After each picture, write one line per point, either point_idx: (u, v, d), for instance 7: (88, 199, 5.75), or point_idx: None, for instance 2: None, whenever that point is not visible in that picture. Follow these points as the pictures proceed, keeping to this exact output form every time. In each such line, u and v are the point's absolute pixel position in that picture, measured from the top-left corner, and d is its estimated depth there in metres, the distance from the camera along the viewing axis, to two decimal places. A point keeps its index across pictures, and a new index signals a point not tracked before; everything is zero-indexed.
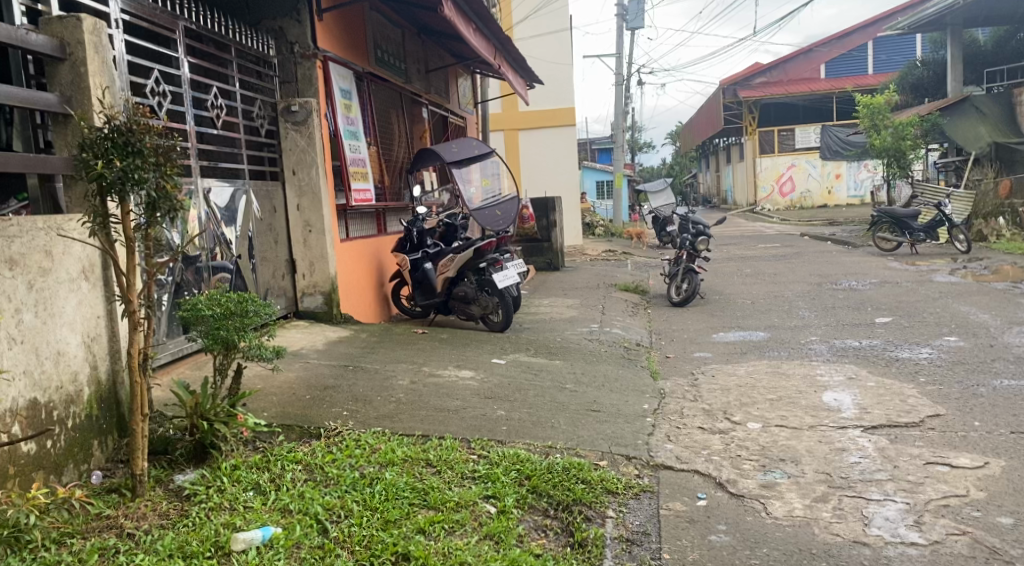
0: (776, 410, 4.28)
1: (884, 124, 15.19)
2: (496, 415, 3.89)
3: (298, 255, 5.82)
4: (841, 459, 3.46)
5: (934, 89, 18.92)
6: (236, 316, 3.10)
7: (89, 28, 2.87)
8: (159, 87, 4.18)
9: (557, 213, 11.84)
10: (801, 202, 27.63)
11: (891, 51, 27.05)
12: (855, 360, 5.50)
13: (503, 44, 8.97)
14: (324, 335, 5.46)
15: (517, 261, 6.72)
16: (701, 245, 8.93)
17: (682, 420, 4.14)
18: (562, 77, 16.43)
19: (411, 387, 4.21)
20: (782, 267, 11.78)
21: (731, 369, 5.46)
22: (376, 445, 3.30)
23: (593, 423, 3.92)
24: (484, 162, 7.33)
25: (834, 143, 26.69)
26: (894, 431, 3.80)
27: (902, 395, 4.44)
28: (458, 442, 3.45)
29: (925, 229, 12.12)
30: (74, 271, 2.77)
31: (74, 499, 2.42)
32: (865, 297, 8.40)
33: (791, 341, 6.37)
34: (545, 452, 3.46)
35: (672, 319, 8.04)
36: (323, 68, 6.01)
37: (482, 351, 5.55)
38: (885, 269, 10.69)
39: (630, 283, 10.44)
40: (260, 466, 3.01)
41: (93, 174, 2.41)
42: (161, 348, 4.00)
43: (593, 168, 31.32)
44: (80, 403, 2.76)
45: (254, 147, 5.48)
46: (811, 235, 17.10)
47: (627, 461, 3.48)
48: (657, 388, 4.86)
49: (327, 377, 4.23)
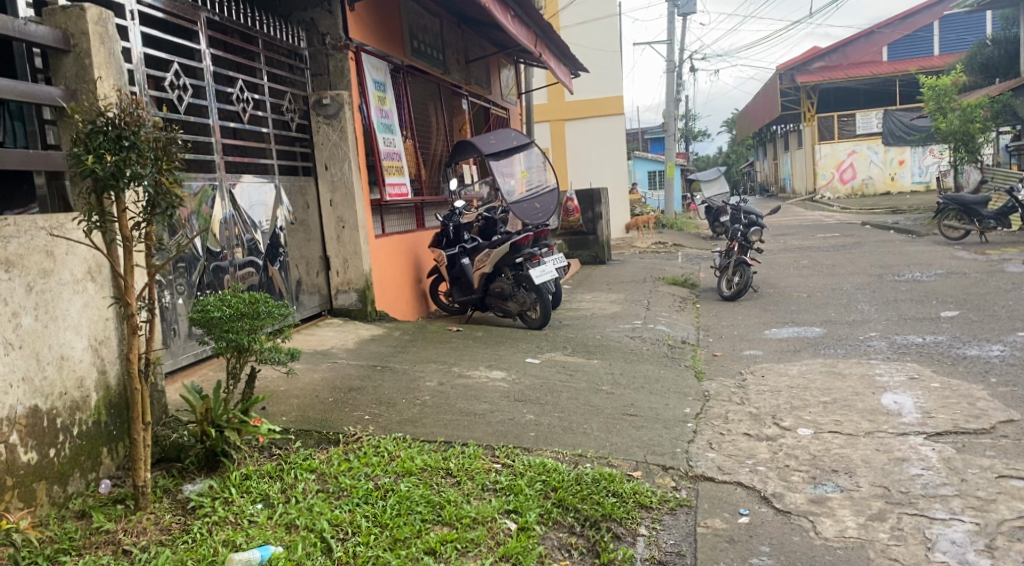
0: (830, 414, 3.94)
1: (951, 107, 14.24)
2: (524, 420, 3.69)
3: (331, 252, 5.73)
4: (901, 471, 3.12)
5: (1006, 68, 17.83)
6: (247, 318, 3.00)
7: (94, 18, 2.82)
8: (180, 80, 4.14)
9: (602, 205, 11.55)
10: (863, 189, 26.45)
11: (960, 30, 25.56)
12: (918, 358, 5.07)
13: (544, 32, 8.71)
14: (357, 333, 5.35)
15: (555, 255, 6.50)
16: (753, 236, 8.52)
17: (727, 426, 3.84)
18: (609, 66, 16.06)
19: (439, 389, 4.05)
20: (841, 258, 11.19)
21: (783, 368, 5.11)
22: (395, 453, 3.16)
23: (628, 429, 3.68)
24: (525, 152, 7.13)
25: (898, 129, 25.40)
26: (962, 439, 3.43)
27: (971, 399, 4.03)
28: (482, 450, 3.26)
29: (996, 216, 11.36)
30: (79, 272, 2.73)
31: (21, 530, 2.30)
32: (930, 289, 7.84)
33: (849, 338, 5.94)
34: (574, 462, 3.24)
35: (722, 314, 7.66)
36: (355, 60, 5.88)
37: (518, 349, 5.33)
38: (951, 259, 10.01)
39: (679, 276, 10.07)
40: (273, 476, 2.94)
41: (85, 168, 2.35)
42: (181, 352, 3.98)
43: (644, 159, 30.82)
44: (87, 410, 2.74)
45: (285, 142, 5.40)
46: (873, 224, 16.26)
47: (663, 472, 3.22)
48: (701, 390, 4.56)
49: (353, 378, 4.11)
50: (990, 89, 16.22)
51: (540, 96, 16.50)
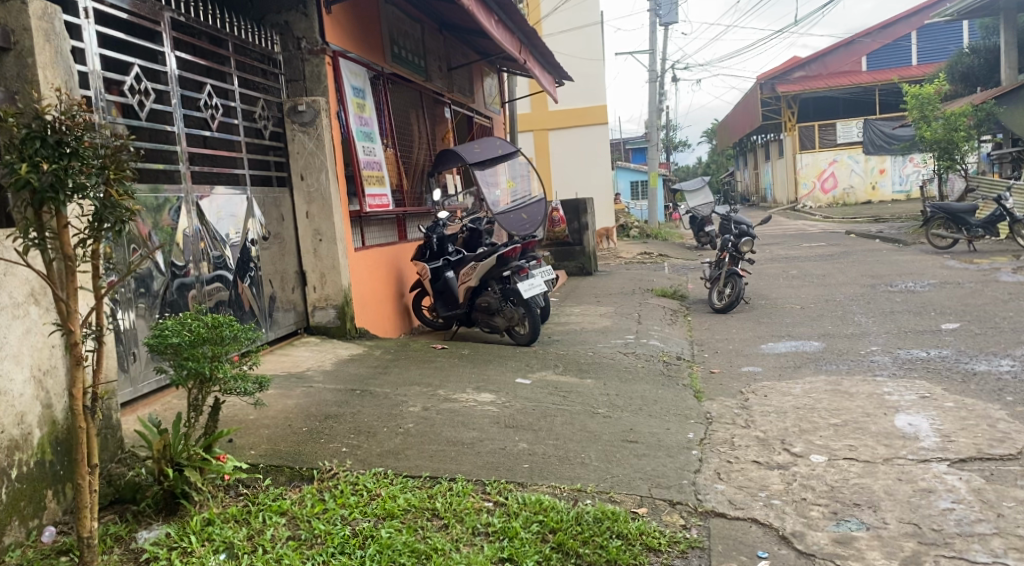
0: (843, 439, 3.69)
1: (934, 115, 14.14)
2: (517, 449, 3.40)
3: (308, 266, 5.42)
4: (930, 505, 2.88)
5: (986, 77, 17.90)
6: (209, 344, 2.69)
7: (37, 12, 2.51)
8: (142, 84, 3.79)
9: (589, 216, 11.30)
10: (844, 198, 26.54)
11: (938, 39, 25.72)
12: (926, 375, 4.85)
13: (529, 39, 8.49)
14: (335, 353, 5.03)
15: (544, 268, 6.18)
16: (745, 247, 8.32)
17: (734, 453, 3.57)
18: (592, 74, 15.90)
19: (423, 416, 3.74)
20: (830, 268, 11.04)
21: (786, 387, 4.85)
22: (375, 491, 2.85)
23: (630, 458, 3.39)
24: (510, 161, 6.85)
25: (878, 138, 25.29)
26: (989, 467, 3.21)
27: (990, 420, 3.81)
28: (471, 487, 2.96)
29: (984, 224, 11.25)
30: (20, 295, 2.41)
31: None
32: (926, 300, 7.65)
33: (850, 352, 5.72)
34: (573, 499, 2.94)
35: (715, 328, 7.42)
36: (333, 65, 5.59)
37: (506, 369, 5.03)
38: (942, 269, 9.88)
39: (668, 287, 9.82)
40: (238, 520, 2.61)
41: (17, 179, 2.03)
42: (141, 379, 3.63)
43: (627, 167, 30.79)
44: (29, 449, 2.42)
45: (258, 151, 5.08)
46: (857, 233, 16.21)
47: (671, 508, 2.93)
48: (703, 413, 4.29)
49: (330, 405, 3.78)
50: (973, 98, 16.23)
51: (523, 104, 16.30)
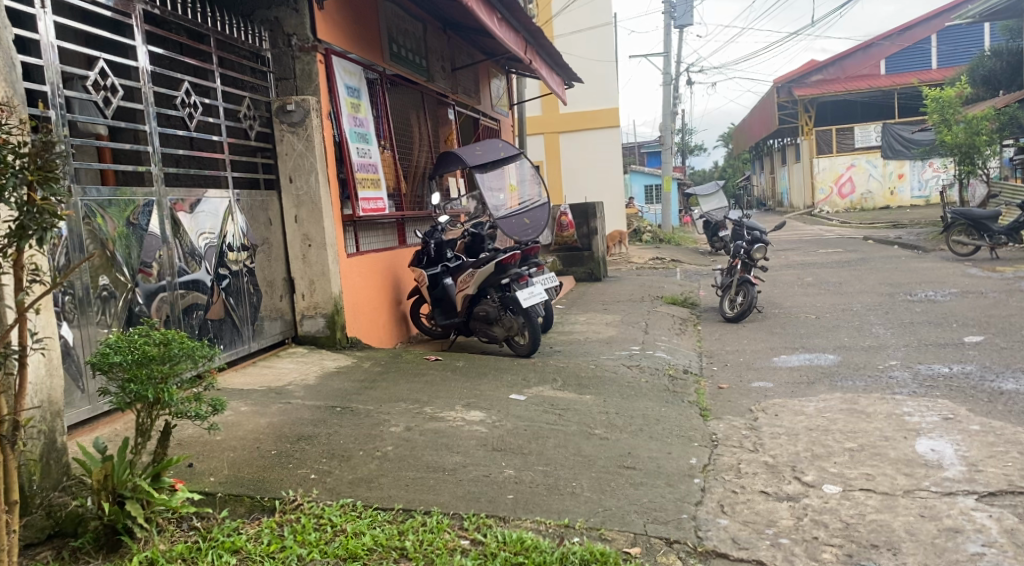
0: (860, 466, 3.39)
1: (955, 118, 13.66)
2: (502, 476, 3.13)
3: (296, 273, 5.19)
4: (958, 548, 2.58)
5: (1008, 80, 17.46)
6: (155, 363, 2.44)
7: None
8: (107, 80, 3.56)
9: (597, 220, 11.01)
10: (863, 203, 25.99)
11: (958, 42, 25.18)
12: (949, 393, 4.52)
13: (535, 39, 8.23)
14: (321, 365, 4.79)
15: (545, 275, 5.91)
16: (757, 253, 7.92)
17: (741, 482, 3.28)
18: (603, 76, 15.64)
19: (405, 437, 3.49)
20: (846, 275, 10.68)
21: (798, 405, 4.54)
22: (339, 527, 2.59)
23: (625, 487, 3.12)
24: (516, 162, 6.56)
25: (897, 143, 24.96)
26: (1022, 503, 2.90)
27: (1021, 447, 3.49)
28: (447, 522, 2.69)
29: (1008, 230, 10.83)
30: None
31: None
32: (948, 310, 7.29)
33: (867, 367, 5.40)
34: (559, 536, 2.66)
35: (725, 338, 7.10)
36: (324, 63, 5.36)
37: (501, 384, 4.75)
38: (964, 277, 9.49)
39: (678, 295, 9.49)
40: (185, 559, 2.37)
41: None
42: (83, 401, 3.32)
43: (641, 171, 30.42)
44: None
45: (243, 151, 4.87)
46: (875, 239, 15.78)
47: (667, 548, 2.65)
48: (708, 434, 4.00)
49: (306, 424, 3.54)
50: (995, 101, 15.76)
51: (533, 106, 16.06)
